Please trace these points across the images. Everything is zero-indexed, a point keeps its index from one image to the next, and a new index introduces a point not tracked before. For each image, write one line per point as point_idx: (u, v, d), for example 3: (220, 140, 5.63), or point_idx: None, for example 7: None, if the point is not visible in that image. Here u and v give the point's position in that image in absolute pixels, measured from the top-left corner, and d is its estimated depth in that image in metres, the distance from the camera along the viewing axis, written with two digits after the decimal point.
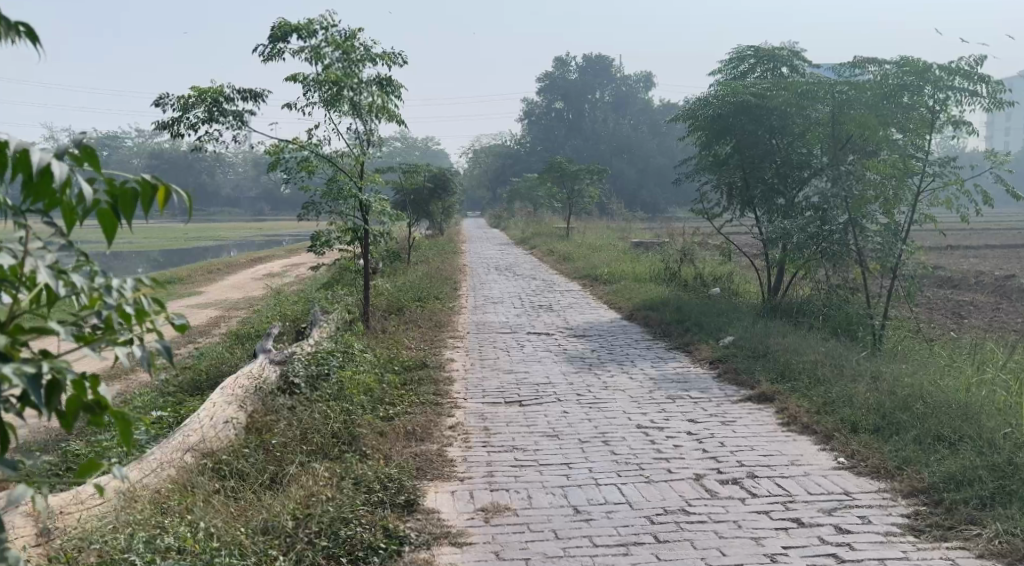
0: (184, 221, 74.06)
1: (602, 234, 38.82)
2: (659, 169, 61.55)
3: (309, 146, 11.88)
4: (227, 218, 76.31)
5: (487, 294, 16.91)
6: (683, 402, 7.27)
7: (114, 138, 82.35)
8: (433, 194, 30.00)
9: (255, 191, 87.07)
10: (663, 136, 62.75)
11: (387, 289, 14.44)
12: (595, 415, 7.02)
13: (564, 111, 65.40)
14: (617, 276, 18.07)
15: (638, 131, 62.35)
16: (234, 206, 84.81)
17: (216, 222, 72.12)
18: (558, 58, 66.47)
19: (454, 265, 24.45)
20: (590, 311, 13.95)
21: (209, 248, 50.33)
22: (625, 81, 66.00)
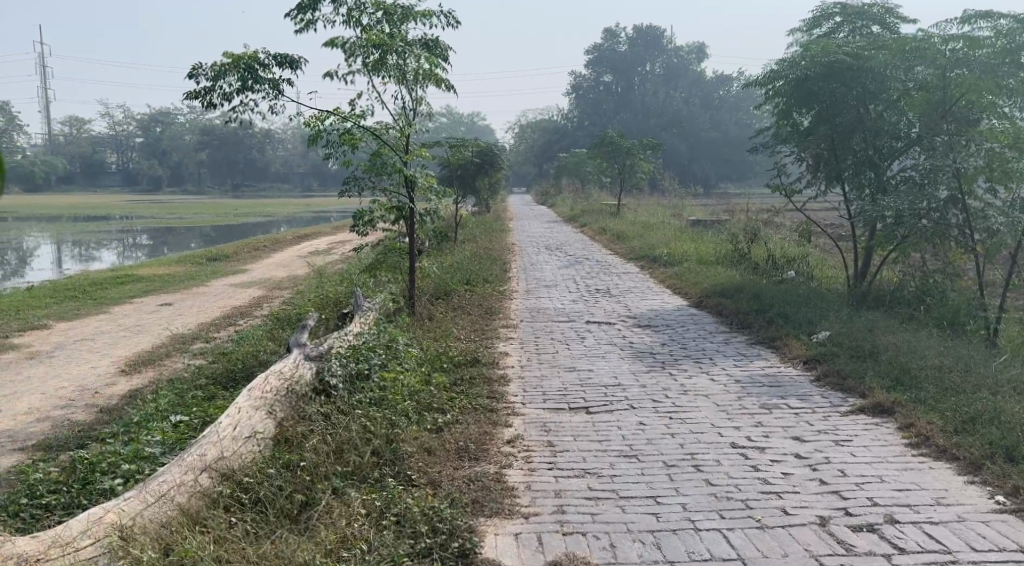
0: (232, 198, 73.81)
1: (655, 212, 37.55)
2: (711, 144, 60.47)
3: (352, 117, 10.89)
4: (274, 194, 75.95)
5: (539, 277, 15.85)
6: (784, 413, 6.28)
7: (163, 114, 82.27)
8: (480, 170, 28.92)
9: (302, 167, 86.57)
10: (715, 110, 61.19)
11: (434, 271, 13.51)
12: (679, 428, 5.98)
13: (613, 84, 63.78)
14: (677, 258, 16.96)
15: (691, 105, 60.68)
16: (281, 182, 84.48)
17: (264, 198, 71.74)
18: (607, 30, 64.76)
19: (504, 244, 23.45)
20: (654, 296, 12.88)
21: (256, 224, 49.77)
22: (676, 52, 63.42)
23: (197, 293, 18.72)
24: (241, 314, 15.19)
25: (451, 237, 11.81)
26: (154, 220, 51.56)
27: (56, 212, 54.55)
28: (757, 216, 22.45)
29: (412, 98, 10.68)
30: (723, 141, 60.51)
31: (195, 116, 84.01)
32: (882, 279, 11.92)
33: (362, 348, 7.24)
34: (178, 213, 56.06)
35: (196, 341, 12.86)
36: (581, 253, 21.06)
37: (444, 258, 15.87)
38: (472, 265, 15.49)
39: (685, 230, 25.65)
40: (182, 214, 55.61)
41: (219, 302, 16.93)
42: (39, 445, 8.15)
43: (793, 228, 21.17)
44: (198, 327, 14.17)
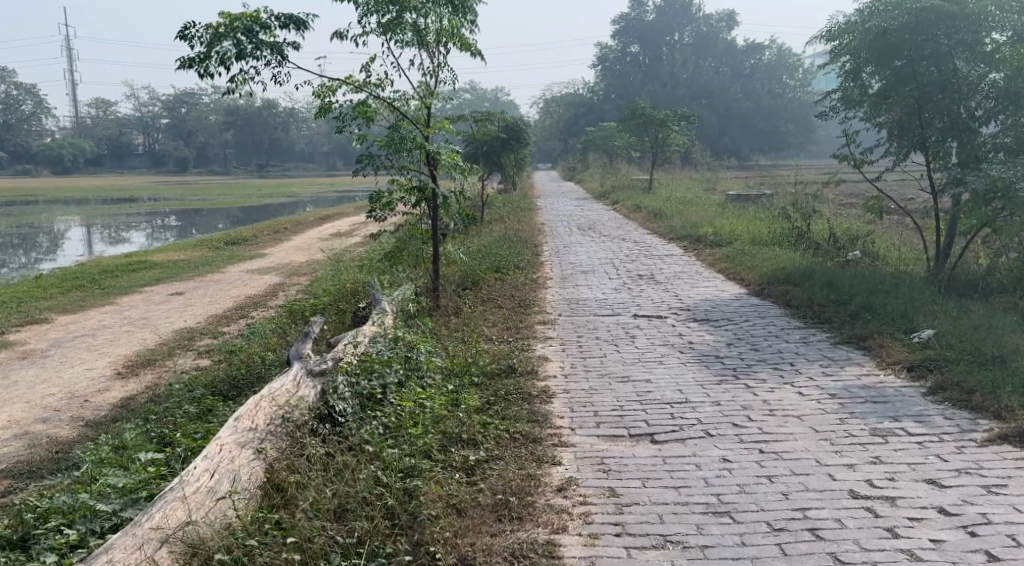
0: (255, 177, 72.50)
1: (689, 187, 36.13)
2: (743, 114, 58.41)
3: (367, 88, 9.62)
4: (299, 174, 74.67)
5: (573, 261, 14.65)
6: (905, 440, 5.18)
7: (188, 95, 81.15)
8: (508, 145, 27.61)
9: (325, 147, 85.28)
10: (749, 79, 59.01)
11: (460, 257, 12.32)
12: (779, 470, 4.84)
13: (640, 56, 62.07)
14: (724, 240, 15.71)
15: (721, 76, 58.94)
16: (305, 160, 83.40)
17: (288, 178, 70.41)
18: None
19: (535, 224, 22.15)
20: (707, 282, 11.70)
21: (282, 204, 48.37)
22: (706, 19, 61.12)
23: (210, 276, 17.59)
24: (253, 303, 14.06)
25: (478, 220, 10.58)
26: (176, 201, 50.40)
27: (76, 196, 53.29)
28: (803, 193, 21.07)
29: (433, 63, 9.37)
30: (755, 110, 58.14)
31: (217, 96, 82.75)
32: (966, 262, 10.89)
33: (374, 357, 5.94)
34: (202, 193, 54.95)
35: (204, 333, 11.75)
36: (617, 232, 19.79)
37: (471, 242, 14.68)
38: (504, 249, 14.27)
39: (725, 206, 24.27)
40: (205, 195, 54.50)
41: (231, 289, 15.80)
42: (8, 463, 7.01)
43: (845, 207, 19.80)
44: (206, 317, 13.01)
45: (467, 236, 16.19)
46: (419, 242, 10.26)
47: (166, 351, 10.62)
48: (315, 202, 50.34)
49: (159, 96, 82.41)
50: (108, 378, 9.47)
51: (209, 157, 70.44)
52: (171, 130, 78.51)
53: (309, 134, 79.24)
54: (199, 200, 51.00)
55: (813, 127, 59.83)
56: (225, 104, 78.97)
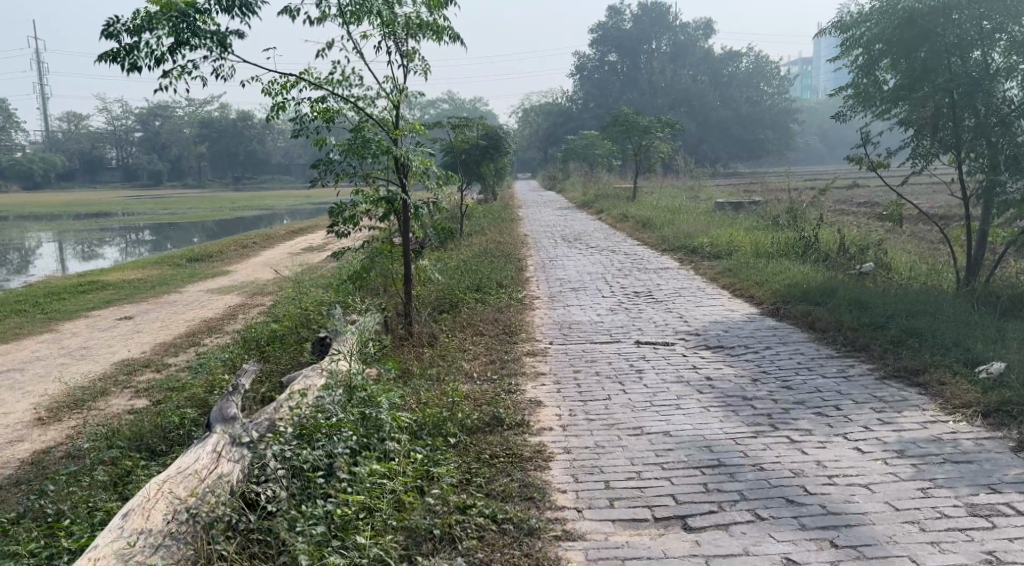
0: (229, 189, 70.80)
1: (676, 196, 34.97)
2: (722, 122, 57.53)
3: (328, 84, 8.33)
4: (275, 186, 73.02)
5: (563, 277, 13.39)
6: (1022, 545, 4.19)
7: (164, 108, 79.56)
8: (487, 154, 26.36)
9: (302, 158, 83.59)
10: (726, 86, 57.79)
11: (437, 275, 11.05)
12: None
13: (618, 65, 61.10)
14: (723, 253, 14.51)
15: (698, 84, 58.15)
16: (281, 172, 81.73)
17: (263, 191, 68.73)
18: (612, 8, 62.11)
19: (518, 237, 20.89)
20: (711, 301, 10.53)
21: (257, 218, 46.77)
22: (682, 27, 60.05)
23: (166, 297, 16.22)
24: (209, 328, 12.74)
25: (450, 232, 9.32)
26: (147, 215, 48.77)
27: (43, 212, 51.50)
28: (802, 199, 19.89)
29: (403, 53, 8.10)
30: (733, 118, 57.19)
31: (191, 108, 81.00)
32: (1000, 278, 9.76)
33: (319, 416, 5.17)
34: (175, 208, 53.33)
35: (147, 366, 10.38)
36: (605, 245, 18.57)
37: (449, 258, 13.39)
38: (486, 266, 12.95)
39: (716, 214, 23.07)
40: (177, 208, 52.93)
41: (186, 311, 14.44)
42: None
43: (847, 217, 18.64)
44: (152, 346, 11.61)
45: (445, 253, 14.89)
46: (388, 262, 8.97)
47: (98, 388, 9.27)
48: (291, 215, 48.87)
49: (132, 109, 80.53)
50: (28, 423, 8.18)
51: (184, 170, 68.80)
52: (146, 143, 76.76)
53: (284, 145, 77.67)
54: (171, 214, 49.39)
55: (791, 135, 58.71)
56: (200, 116, 77.26)
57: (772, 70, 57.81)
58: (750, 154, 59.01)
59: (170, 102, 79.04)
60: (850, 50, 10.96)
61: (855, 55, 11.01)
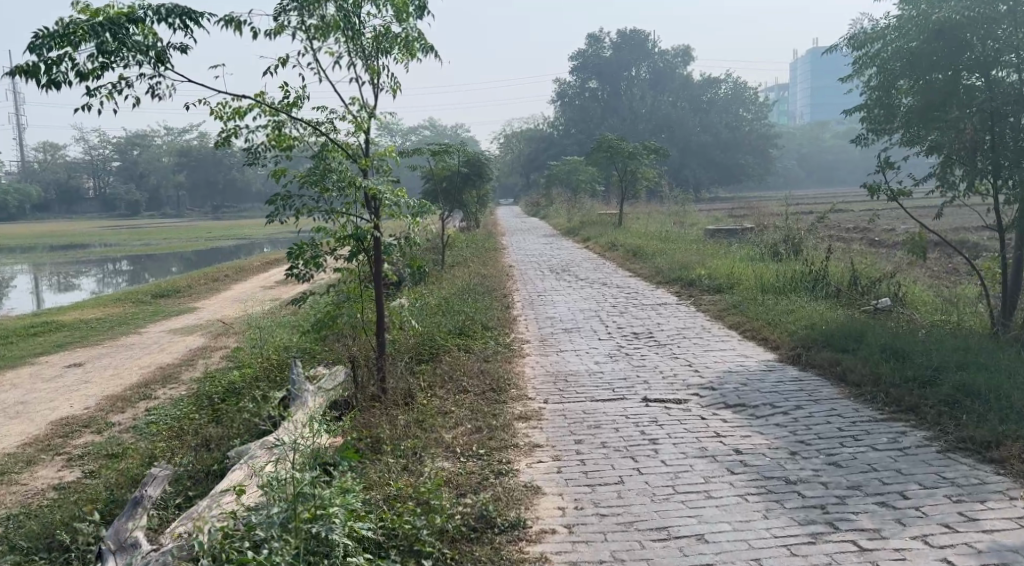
0: (207, 218, 69.53)
1: (662, 222, 34.12)
2: (702, 147, 56.82)
3: (284, 108, 7.24)
4: (253, 214, 71.79)
5: (553, 316, 12.31)
6: None
7: (142, 137, 78.39)
8: (469, 181, 25.37)
9: None
10: (705, 112, 57.38)
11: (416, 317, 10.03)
12: None
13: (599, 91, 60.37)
14: (724, 285, 13.55)
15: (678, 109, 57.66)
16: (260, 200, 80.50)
17: (242, 220, 67.50)
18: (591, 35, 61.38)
19: (502, 268, 19.90)
20: (720, 343, 9.54)
21: (234, 247, 45.51)
22: (661, 54, 59.55)
23: (123, 338, 15.02)
24: (165, 375, 11.60)
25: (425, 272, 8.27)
26: (122, 246, 47.35)
27: (14, 244, 50.07)
28: (797, 226, 19.02)
29: (368, 68, 7.03)
30: (713, 144, 56.61)
31: (168, 136, 79.73)
32: None
33: (245, 535, 4.45)
34: (152, 238, 51.95)
35: (91, 424, 9.25)
36: (595, 277, 17.59)
37: (428, 296, 12.35)
38: (468, 304, 11.88)
39: (707, 241, 22.19)
40: (152, 239, 51.64)
41: (144, 355, 13.27)
42: None
43: (847, 250, 17.79)
44: (101, 398, 10.49)
45: (424, 291, 13.84)
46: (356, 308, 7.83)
47: (32, 454, 8.16)
48: (270, 246, 47.61)
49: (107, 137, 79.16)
50: None
51: (162, 199, 67.46)
52: (123, 173, 75.51)
53: (263, 173, 76.49)
54: (147, 244, 47.99)
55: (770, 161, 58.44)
56: (178, 144, 76.00)
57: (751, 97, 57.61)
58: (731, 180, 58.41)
59: (147, 131, 77.80)
60: (863, 68, 10.09)
61: (869, 74, 10.15)
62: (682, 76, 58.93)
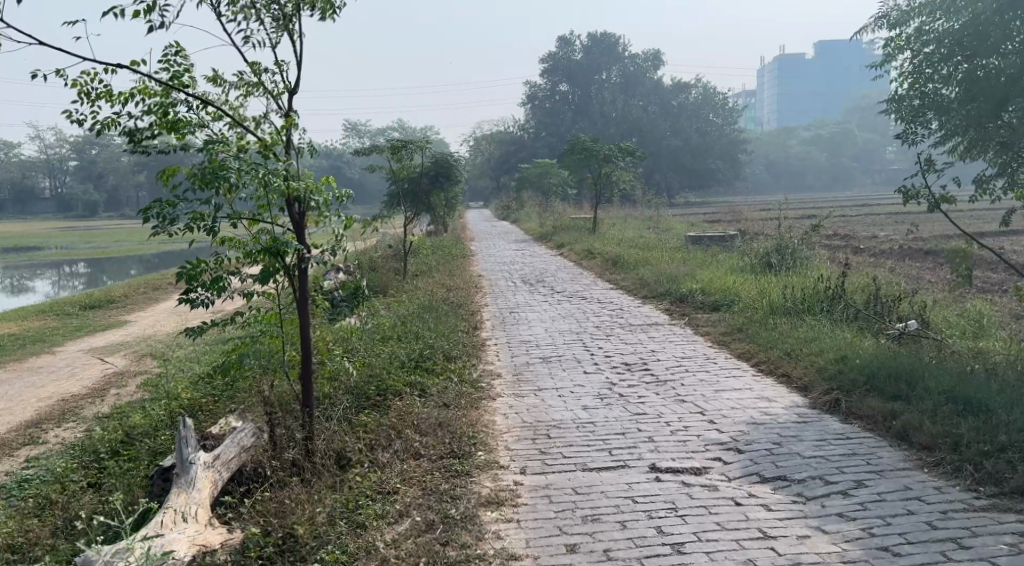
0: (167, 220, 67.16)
1: (638, 229, 32.53)
2: (672, 152, 55.62)
3: (173, 83, 5.70)
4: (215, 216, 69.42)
5: (529, 340, 10.54)
6: None
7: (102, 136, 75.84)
8: (435, 184, 23.59)
9: None
10: (676, 117, 56.37)
11: (362, 355, 8.25)
12: None
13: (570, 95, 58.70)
14: (721, 305, 11.90)
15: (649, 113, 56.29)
16: None
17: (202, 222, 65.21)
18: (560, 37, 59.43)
19: (469, 278, 18.16)
20: (730, 380, 7.85)
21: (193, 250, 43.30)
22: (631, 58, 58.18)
23: (32, 360, 13.03)
24: (64, 411, 9.70)
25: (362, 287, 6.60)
26: (75, 249, 44.78)
27: None
28: (791, 234, 17.46)
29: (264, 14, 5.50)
30: (684, 148, 55.37)
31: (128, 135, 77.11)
32: None
33: None
34: (108, 240, 49.55)
35: None
36: (574, 290, 15.90)
37: (381, 320, 10.57)
38: (426, 327, 10.05)
39: (688, 250, 20.58)
40: (106, 241, 49.26)
41: (48, 383, 11.32)
42: None
43: (847, 266, 16.25)
44: None
45: (380, 313, 12.05)
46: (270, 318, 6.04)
47: None
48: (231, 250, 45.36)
49: (64, 135, 76.28)
50: None
51: (120, 199, 65.00)
52: (81, 172, 73.01)
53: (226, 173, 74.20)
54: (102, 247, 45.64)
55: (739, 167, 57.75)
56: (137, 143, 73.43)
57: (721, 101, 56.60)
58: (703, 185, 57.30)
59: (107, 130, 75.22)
60: (896, 52, 8.65)
61: (903, 60, 8.71)
62: (652, 81, 57.67)
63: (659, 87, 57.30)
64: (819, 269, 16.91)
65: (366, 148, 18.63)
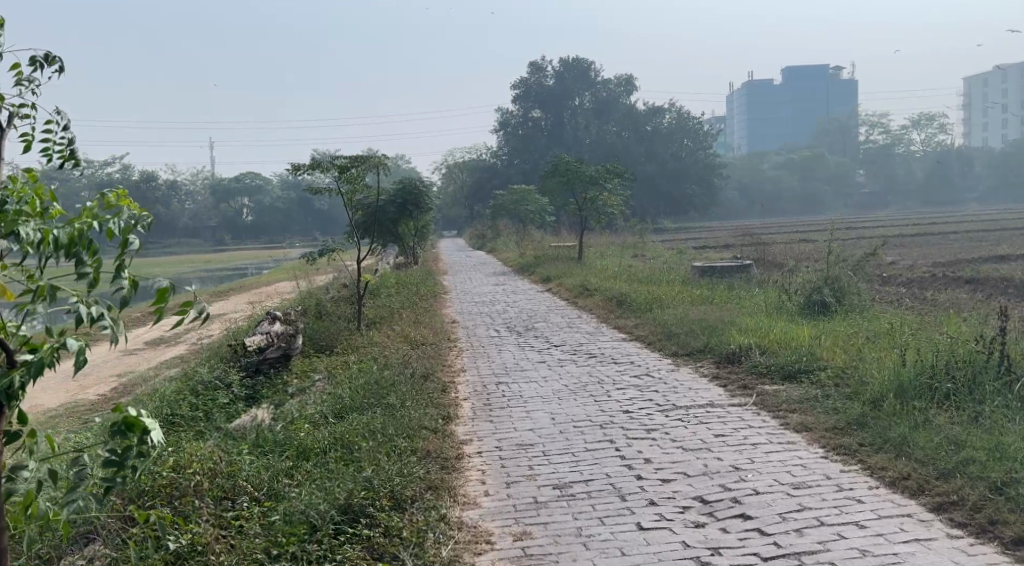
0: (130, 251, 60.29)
1: (629, 258, 29.00)
2: (648, 178, 53.02)
3: None
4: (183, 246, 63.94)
5: (528, 443, 6.84)
6: None
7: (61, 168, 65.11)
8: (401, 213, 19.96)
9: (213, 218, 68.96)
10: (650, 142, 53.60)
11: (244, 532, 4.79)
12: None
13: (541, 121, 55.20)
14: (794, 377, 8.39)
15: (625, 138, 53.31)
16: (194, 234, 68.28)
17: (166, 251, 60.04)
18: (532, 63, 55.75)
19: (438, 327, 14.47)
20: (917, 554, 4.39)
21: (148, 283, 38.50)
22: (604, 83, 55.22)
23: None
24: None
25: (151, 431, 3.59)
26: None
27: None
28: (836, 259, 13.98)
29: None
30: (660, 173, 52.98)
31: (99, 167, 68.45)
32: None
33: None
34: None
35: None
36: (571, 344, 12.24)
37: (302, 427, 6.94)
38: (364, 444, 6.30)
39: (698, 285, 17.10)
40: None
41: None
42: None
43: (917, 307, 12.78)
44: None
45: (308, 404, 8.28)
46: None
47: None
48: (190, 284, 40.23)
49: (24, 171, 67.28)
50: None
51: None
52: None
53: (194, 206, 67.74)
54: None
55: (717, 190, 55.34)
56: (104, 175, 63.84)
57: (696, 125, 54.21)
58: (679, 211, 54.67)
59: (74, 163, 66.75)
60: None
61: None
62: (626, 105, 54.61)
63: (635, 110, 54.31)
64: (874, 307, 13.46)
65: (307, 167, 14.92)
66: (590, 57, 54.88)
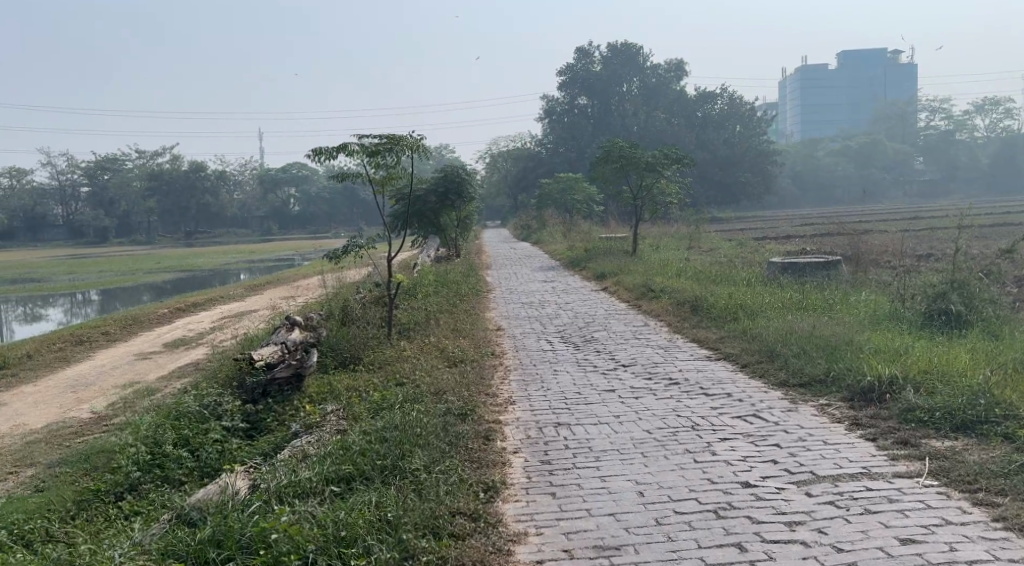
0: (176, 239, 58.65)
1: (691, 252, 26.48)
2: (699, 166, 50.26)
3: None
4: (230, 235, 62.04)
5: (611, 542, 4.70)
6: None
7: (112, 159, 63.46)
8: (444, 203, 17.91)
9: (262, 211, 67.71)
10: (702, 128, 50.75)
11: None
12: None
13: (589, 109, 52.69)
14: (972, 433, 6.11)
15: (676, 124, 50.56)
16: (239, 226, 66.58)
17: (212, 241, 58.09)
18: (579, 49, 53.30)
19: (479, 337, 12.25)
20: None
21: (184, 275, 36.31)
22: (654, 69, 52.71)
23: None
24: None
25: None
26: (45, 275, 37.59)
27: None
28: (959, 259, 11.52)
29: None
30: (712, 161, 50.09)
31: (145, 156, 66.86)
32: None
33: None
34: (94, 262, 43.75)
35: None
36: (643, 363, 9.88)
37: (278, 516, 4.83)
38: None
39: (782, 286, 14.63)
40: (93, 266, 41.54)
41: None
42: None
43: None
44: None
45: (304, 460, 6.10)
46: None
47: None
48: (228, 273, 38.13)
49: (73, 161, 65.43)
50: None
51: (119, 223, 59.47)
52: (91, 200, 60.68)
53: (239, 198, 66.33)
54: (79, 269, 39.83)
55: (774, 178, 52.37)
56: (152, 166, 62.07)
57: (750, 111, 51.40)
58: (732, 201, 51.74)
59: (120, 153, 65.13)
60: None
61: None
62: (677, 92, 52.00)
63: (685, 97, 51.67)
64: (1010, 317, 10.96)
65: (329, 149, 12.69)
66: (640, 43, 52.29)
